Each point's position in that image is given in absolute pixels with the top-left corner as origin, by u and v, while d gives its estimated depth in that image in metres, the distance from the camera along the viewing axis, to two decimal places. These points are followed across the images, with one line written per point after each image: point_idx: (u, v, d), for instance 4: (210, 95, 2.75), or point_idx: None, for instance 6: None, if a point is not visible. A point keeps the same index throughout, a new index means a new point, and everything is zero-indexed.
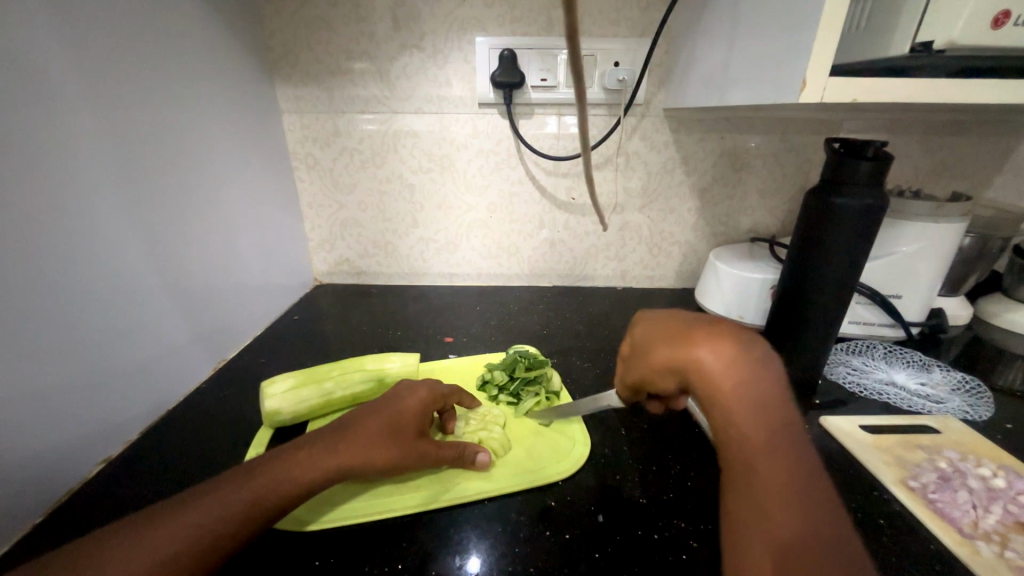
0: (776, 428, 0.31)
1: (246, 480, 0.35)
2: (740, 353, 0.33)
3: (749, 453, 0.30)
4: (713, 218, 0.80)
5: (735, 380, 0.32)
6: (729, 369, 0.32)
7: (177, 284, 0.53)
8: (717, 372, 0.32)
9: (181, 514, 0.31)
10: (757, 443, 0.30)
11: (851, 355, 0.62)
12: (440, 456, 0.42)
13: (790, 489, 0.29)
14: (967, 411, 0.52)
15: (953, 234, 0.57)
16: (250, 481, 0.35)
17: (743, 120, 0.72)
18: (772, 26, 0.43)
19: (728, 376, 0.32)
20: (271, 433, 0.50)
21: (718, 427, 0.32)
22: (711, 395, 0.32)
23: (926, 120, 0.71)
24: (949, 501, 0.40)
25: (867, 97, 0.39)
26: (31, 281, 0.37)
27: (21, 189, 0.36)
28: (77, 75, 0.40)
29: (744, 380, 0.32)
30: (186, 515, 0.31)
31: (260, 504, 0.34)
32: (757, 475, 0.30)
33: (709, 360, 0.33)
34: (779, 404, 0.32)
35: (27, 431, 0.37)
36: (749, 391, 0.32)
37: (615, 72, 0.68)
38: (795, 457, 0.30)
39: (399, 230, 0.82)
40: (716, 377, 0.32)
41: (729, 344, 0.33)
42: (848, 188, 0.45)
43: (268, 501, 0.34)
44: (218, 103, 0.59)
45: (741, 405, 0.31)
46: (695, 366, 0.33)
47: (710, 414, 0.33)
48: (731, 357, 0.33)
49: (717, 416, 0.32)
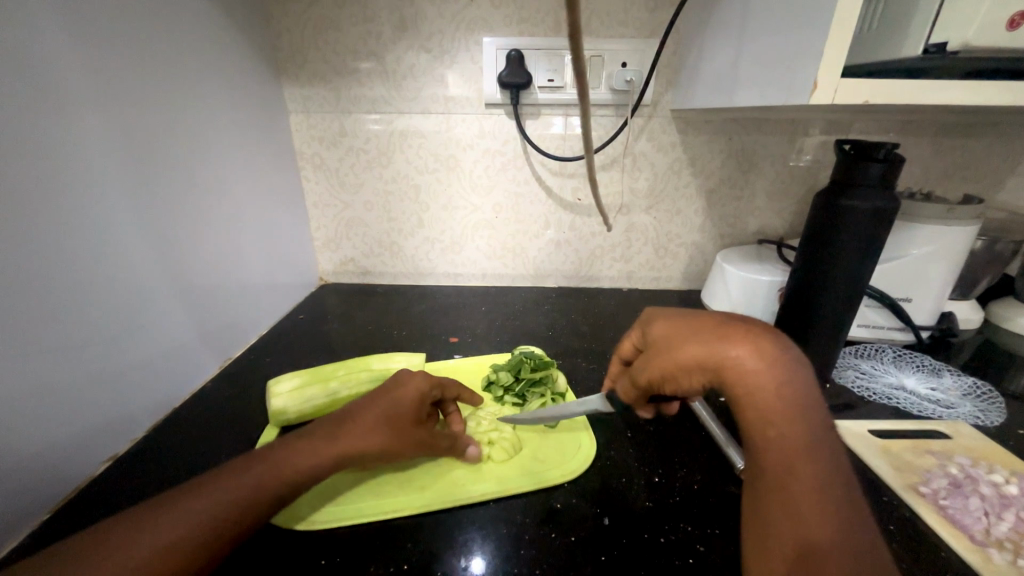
0: (812, 434, 0.31)
1: (241, 474, 0.34)
2: (777, 355, 0.32)
3: (789, 456, 0.30)
4: (720, 220, 0.79)
5: (774, 381, 0.31)
6: (769, 370, 0.32)
7: (185, 286, 0.53)
8: (757, 372, 0.32)
9: (180, 508, 0.31)
10: (799, 447, 0.30)
11: (860, 359, 0.62)
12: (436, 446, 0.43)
13: (826, 494, 0.29)
14: (979, 417, 0.52)
15: (965, 237, 0.57)
16: (248, 474, 0.35)
17: (752, 121, 0.72)
18: (782, 26, 0.43)
19: (766, 377, 0.31)
20: (277, 432, 0.50)
21: (751, 428, 0.32)
22: (744, 396, 0.32)
23: (937, 122, 0.70)
24: (960, 507, 0.40)
25: (878, 99, 0.39)
26: (39, 281, 0.37)
27: (25, 185, 0.36)
28: (84, 74, 0.41)
29: (787, 382, 0.31)
30: (183, 513, 0.31)
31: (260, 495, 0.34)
32: (797, 479, 0.29)
33: (743, 361, 0.32)
34: (815, 408, 0.32)
35: (34, 428, 0.38)
36: (791, 394, 0.31)
37: (622, 73, 0.67)
38: (831, 460, 0.30)
39: (405, 230, 0.82)
40: (755, 378, 0.32)
41: (767, 344, 0.33)
42: (859, 193, 0.44)
43: (267, 494, 0.34)
44: (225, 102, 0.60)
45: (780, 408, 0.31)
46: (730, 366, 0.33)
47: (745, 414, 0.32)
48: (770, 357, 0.32)
49: (752, 418, 0.32)
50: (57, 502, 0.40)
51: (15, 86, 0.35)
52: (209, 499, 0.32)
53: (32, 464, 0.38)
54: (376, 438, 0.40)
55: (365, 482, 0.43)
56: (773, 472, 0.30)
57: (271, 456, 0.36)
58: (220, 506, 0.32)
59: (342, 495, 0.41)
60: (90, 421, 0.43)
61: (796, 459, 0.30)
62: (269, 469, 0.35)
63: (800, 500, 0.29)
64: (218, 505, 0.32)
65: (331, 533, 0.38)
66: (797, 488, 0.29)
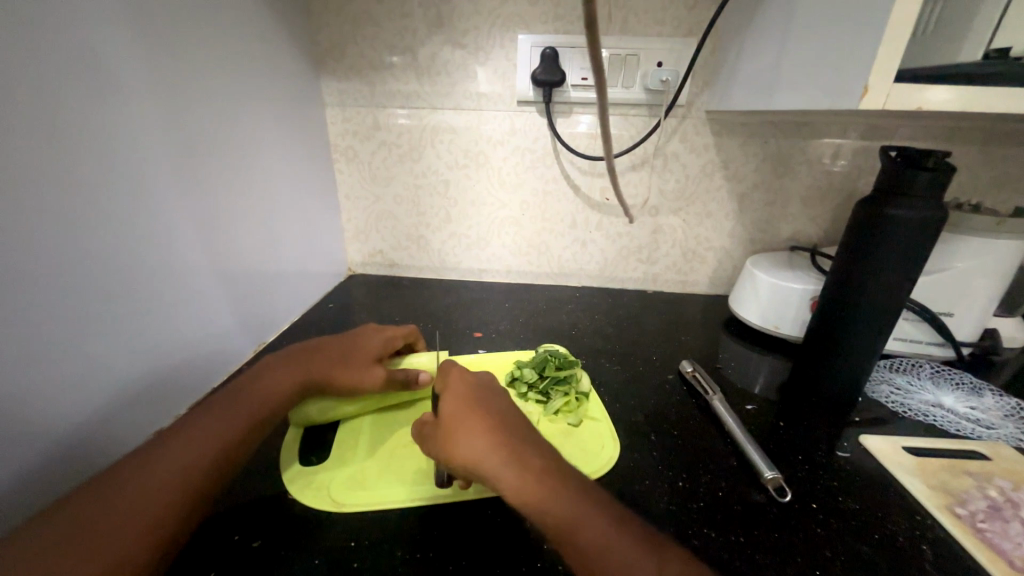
0: None
1: (129, 467, 0.35)
2: None
3: None
4: (751, 225, 0.78)
5: None
6: None
7: (222, 270, 0.56)
8: None
9: (95, 495, 0.33)
10: None
11: (895, 373, 0.60)
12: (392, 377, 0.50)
13: None
14: (1022, 439, 0.49)
15: (1014, 251, 0.54)
16: (133, 461, 0.35)
17: (790, 124, 0.70)
18: (831, 30, 0.42)
19: None
20: (300, 438, 0.48)
21: None
22: None
23: (988, 129, 0.67)
24: (999, 532, 0.38)
25: (933, 105, 0.38)
26: (93, 260, 0.39)
27: (84, 170, 0.38)
28: (136, 64, 0.43)
29: None
30: (119, 499, 0.33)
31: (187, 478, 0.35)
32: None
33: None
34: None
35: (85, 399, 0.40)
36: None
37: (657, 73, 0.67)
38: None
39: (432, 224, 0.83)
40: None
41: None
42: (906, 202, 0.43)
43: (192, 479, 0.36)
44: (265, 94, 0.61)
45: None
46: None
47: None
48: None
49: None
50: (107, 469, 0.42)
51: (73, 76, 0.37)
52: (160, 472, 0.35)
53: (86, 432, 0.40)
54: (238, 418, 0.41)
55: (389, 471, 0.44)
56: (576, 541, 0.32)
57: (188, 432, 0.38)
58: (148, 486, 0.34)
59: (368, 479, 0.43)
60: (136, 394, 0.45)
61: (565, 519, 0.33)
62: (178, 448, 0.37)
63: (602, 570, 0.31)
64: (149, 487, 0.34)
65: (359, 518, 0.39)
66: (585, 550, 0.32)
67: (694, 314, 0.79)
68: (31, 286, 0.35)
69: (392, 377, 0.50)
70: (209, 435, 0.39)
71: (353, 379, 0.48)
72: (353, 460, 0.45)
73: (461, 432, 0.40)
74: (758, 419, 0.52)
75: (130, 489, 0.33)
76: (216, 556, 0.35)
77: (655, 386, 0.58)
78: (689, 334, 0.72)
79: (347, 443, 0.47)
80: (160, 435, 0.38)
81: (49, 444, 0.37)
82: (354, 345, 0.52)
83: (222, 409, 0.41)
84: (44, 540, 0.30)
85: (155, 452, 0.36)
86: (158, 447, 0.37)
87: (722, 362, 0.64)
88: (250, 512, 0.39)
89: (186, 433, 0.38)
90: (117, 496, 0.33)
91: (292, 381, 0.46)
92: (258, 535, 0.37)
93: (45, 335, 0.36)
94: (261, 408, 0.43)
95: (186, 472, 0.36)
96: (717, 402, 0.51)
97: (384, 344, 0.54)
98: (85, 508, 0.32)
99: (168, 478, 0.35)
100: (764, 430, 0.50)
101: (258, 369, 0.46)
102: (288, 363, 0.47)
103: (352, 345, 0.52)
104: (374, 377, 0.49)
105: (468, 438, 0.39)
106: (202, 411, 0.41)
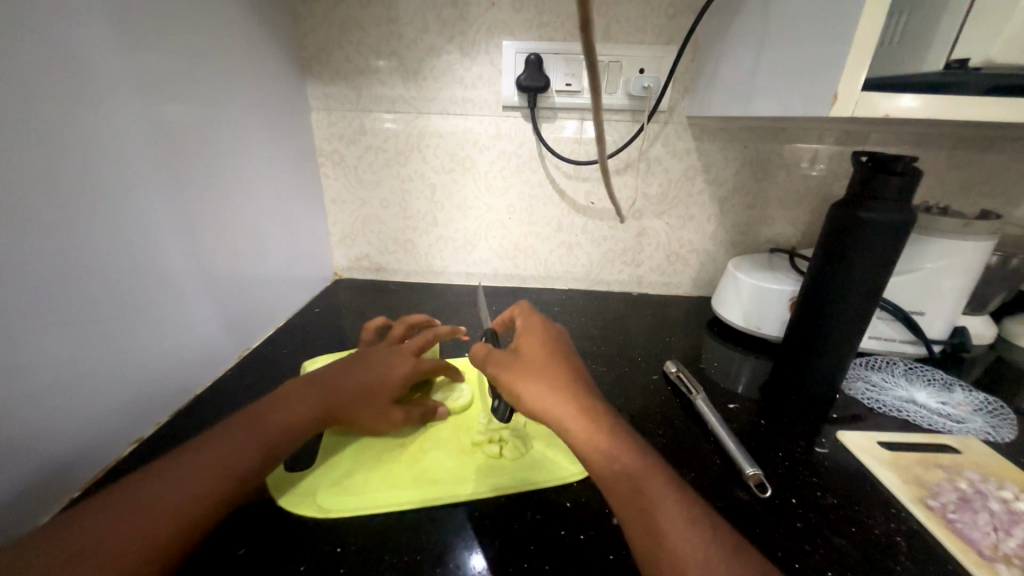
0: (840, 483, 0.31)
1: (112, 513, 0.31)
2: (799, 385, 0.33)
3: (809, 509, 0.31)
4: (733, 228, 0.80)
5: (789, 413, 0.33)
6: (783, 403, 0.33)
7: (206, 274, 0.54)
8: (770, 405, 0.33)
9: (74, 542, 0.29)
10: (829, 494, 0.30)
11: (870, 370, 0.61)
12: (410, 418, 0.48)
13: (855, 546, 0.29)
14: (990, 433, 0.51)
15: (979, 252, 0.56)
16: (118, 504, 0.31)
17: (767, 129, 0.72)
18: (804, 40, 0.44)
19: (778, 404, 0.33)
20: None
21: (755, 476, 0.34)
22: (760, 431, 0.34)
23: (954, 135, 0.70)
24: (969, 522, 0.40)
25: (900, 113, 0.39)
26: (79, 272, 0.39)
27: (62, 179, 0.37)
28: (123, 71, 0.42)
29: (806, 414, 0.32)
30: (119, 522, 0.30)
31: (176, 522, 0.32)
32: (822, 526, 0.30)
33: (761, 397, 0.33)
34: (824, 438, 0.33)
35: (66, 409, 0.39)
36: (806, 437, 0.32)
37: (640, 79, 0.68)
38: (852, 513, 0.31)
39: (419, 228, 0.83)
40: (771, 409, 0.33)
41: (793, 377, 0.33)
42: (876, 205, 0.44)
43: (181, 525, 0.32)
44: (249, 97, 0.61)
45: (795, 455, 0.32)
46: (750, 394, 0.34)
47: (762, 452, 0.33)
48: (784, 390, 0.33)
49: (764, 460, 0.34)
50: (86, 482, 0.41)
51: (59, 83, 0.37)
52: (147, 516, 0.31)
53: (63, 443, 0.39)
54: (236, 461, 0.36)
55: (377, 474, 0.44)
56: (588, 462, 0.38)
57: (181, 469, 0.34)
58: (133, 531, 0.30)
59: (354, 484, 0.42)
60: (116, 405, 0.44)
61: (644, 477, 0.36)
62: (179, 477, 0.34)
63: (663, 525, 0.33)
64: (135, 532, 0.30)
65: (347, 522, 0.39)
66: (655, 501, 0.35)
67: (678, 316, 0.80)
68: (17, 296, 0.34)
69: (410, 418, 0.48)
70: (209, 467, 0.35)
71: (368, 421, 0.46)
72: (340, 463, 0.45)
73: (528, 377, 0.44)
74: (741, 417, 0.53)
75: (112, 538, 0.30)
76: (198, 566, 0.35)
77: (641, 386, 0.59)
78: (674, 335, 0.73)
79: (333, 445, 0.47)
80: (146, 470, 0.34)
81: (26, 456, 0.36)
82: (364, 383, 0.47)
83: (217, 444, 0.37)
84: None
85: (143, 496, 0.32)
86: (148, 485, 0.33)
87: (705, 362, 0.66)
88: (234, 522, 0.38)
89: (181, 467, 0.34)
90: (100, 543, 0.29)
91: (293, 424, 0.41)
92: (244, 542, 0.37)
93: (29, 344, 0.36)
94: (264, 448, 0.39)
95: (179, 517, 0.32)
96: (700, 400, 0.52)
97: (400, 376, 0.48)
98: (67, 530, 0.30)
99: (177, 510, 0.32)
100: (746, 428, 0.52)
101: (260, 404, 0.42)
102: (296, 397, 0.43)
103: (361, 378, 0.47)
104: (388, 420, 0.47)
105: (527, 378, 0.44)
106: (197, 445, 0.36)
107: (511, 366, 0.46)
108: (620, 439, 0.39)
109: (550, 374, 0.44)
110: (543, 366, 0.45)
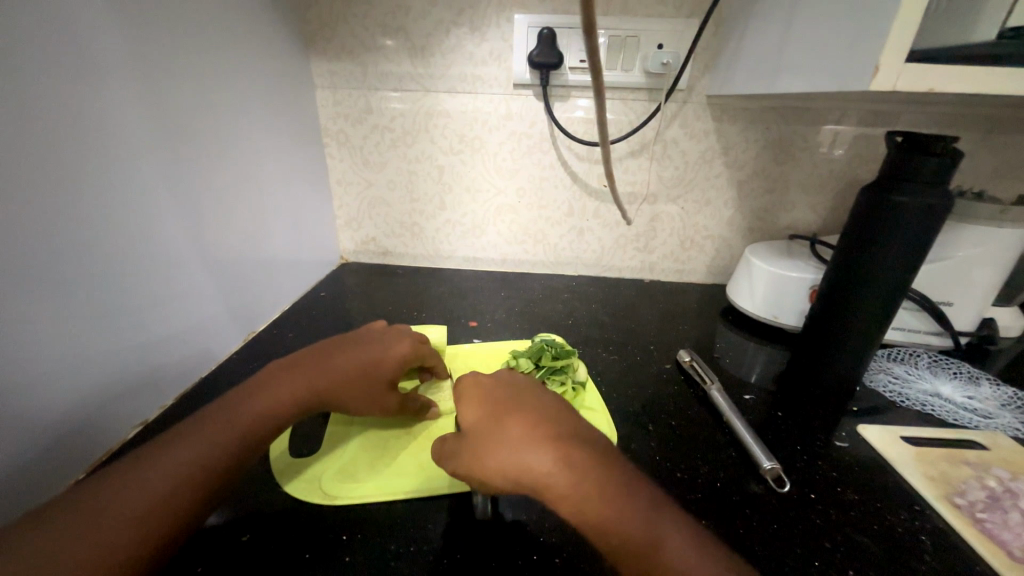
0: None
1: (115, 486, 0.31)
2: None
3: None
4: (751, 213, 0.77)
5: None
6: None
7: (209, 255, 0.53)
8: None
9: (77, 513, 0.29)
10: None
11: (893, 362, 0.59)
12: (403, 408, 0.46)
13: None
14: (1019, 429, 0.49)
15: (1016, 241, 0.54)
16: (122, 475, 0.31)
17: (791, 109, 0.68)
18: (840, 8, 0.41)
19: None
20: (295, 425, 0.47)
21: None
22: None
23: (991, 116, 0.66)
24: (998, 522, 0.38)
25: (943, 88, 0.36)
26: (81, 258, 0.38)
27: (56, 154, 0.36)
28: (119, 43, 0.41)
29: None
30: (112, 496, 0.30)
31: (175, 498, 0.31)
32: None
33: None
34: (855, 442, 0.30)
35: (66, 391, 0.38)
36: None
37: (658, 55, 0.65)
38: None
39: (426, 211, 0.81)
40: None
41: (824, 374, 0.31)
42: (911, 187, 0.42)
43: (181, 496, 0.32)
44: (250, 71, 0.58)
45: None
46: None
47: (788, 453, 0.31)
48: None
49: None
50: (90, 464, 0.41)
51: (53, 57, 0.35)
52: (146, 488, 0.31)
53: (64, 425, 0.39)
54: (234, 436, 0.36)
55: (383, 462, 0.43)
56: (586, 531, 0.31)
57: (183, 443, 0.34)
58: (135, 505, 0.30)
59: (359, 471, 0.42)
60: (118, 387, 0.43)
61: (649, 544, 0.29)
62: (179, 451, 0.33)
63: None
64: (136, 504, 0.30)
65: (352, 510, 0.38)
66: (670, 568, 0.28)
67: (691, 304, 0.78)
68: (17, 280, 0.34)
69: (405, 406, 0.46)
70: (208, 440, 0.35)
71: (361, 406, 0.44)
72: (346, 450, 0.44)
73: (482, 444, 0.35)
74: (756, 408, 0.52)
75: (113, 511, 0.29)
76: (203, 550, 0.34)
77: (653, 375, 0.58)
78: (686, 323, 0.71)
79: (340, 431, 0.47)
80: (150, 444, 0.34)
81: (28, 438, 0.36)
82: (362, 366, 0.45)
83: (217, 419, 0.36)
84: (31, 548, 0.27)
85: (147, 468, 0.32)
86: (148, 460, 0.33)
87: (719, 351, 0.64)
88: (238, 506, 0.38)
89: (182, 441, 0.34)
90: (101, 515, 0.29)
91: (287, 402, 0.40)
92: (247, 528, 0.36)
93: (28, 326, 0.35)
94: (262, 424, 0.38)
95: (180, 491, 0.32)
96: (715, 392, 0.51)
97: (397, 364, 0.47)
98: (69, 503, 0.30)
99: (174, 481, 0.32)
100: (761, 419, 0.50)
101: (259, 378, 0.41)
102: (296, 372, 0.42)
103: (361, 363, 0.45)
104: (382, 407, 0.45)
105: (485, 446, 0.35)
106: (200, 419, 0.36)
107: (467, 453, 0.36)
108: (620, 503, 0.31)
109: (512, 445, 0.34)
110: (494, 428, 0.36)
